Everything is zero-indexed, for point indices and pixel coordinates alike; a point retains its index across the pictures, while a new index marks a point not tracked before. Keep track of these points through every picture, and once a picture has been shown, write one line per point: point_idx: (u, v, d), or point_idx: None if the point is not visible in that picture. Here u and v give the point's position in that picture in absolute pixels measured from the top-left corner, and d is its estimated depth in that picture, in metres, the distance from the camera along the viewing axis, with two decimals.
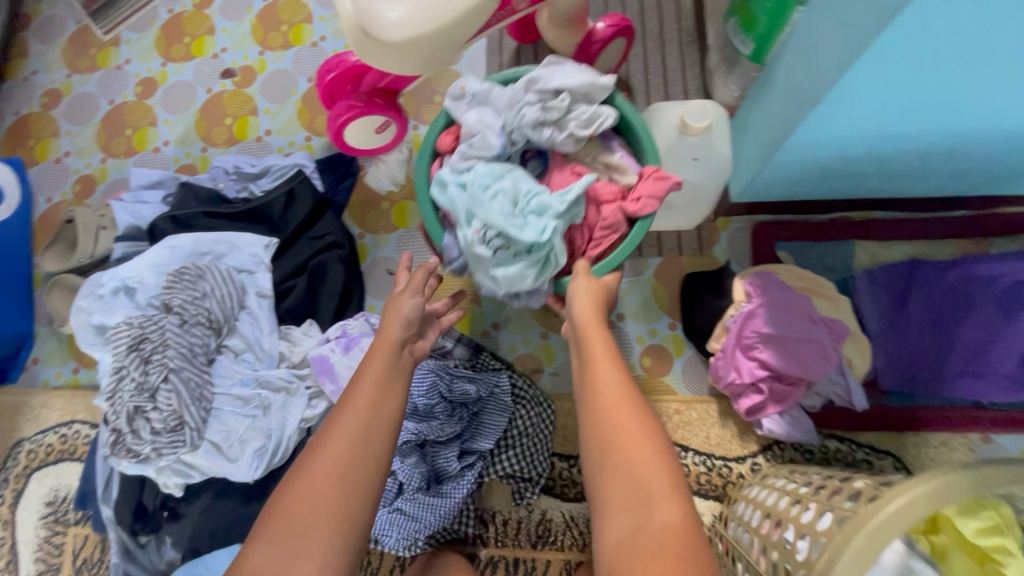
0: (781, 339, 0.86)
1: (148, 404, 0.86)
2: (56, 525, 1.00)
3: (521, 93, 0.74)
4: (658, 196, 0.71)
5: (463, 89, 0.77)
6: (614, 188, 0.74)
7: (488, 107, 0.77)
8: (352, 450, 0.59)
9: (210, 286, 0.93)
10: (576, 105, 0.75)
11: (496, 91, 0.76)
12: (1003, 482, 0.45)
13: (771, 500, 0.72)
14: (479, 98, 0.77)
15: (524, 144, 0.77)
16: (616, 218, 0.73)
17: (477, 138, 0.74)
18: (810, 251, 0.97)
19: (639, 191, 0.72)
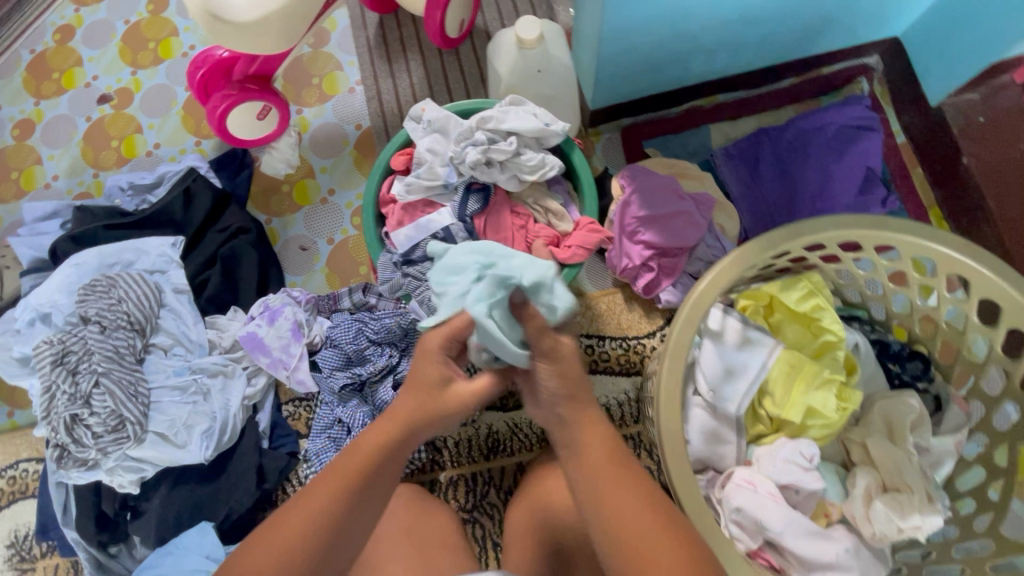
0: (657, 218, 0.96)
1: (84, 411, 0.88)
2: (23, 564, 1.00)
3: (472, 130, 0.74)
4: (588, 247, 0.73)
5: (422, 112, 0.77)
6: (550, 233, 0.76)
7: (443, 135, 0.77)
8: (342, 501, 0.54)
9: (124, 291, 0.96)
10: (524, 149, 0.74)
11: (452, 121, 0.76)
12: (784, 240, 0.56)
13: None
14: (435, 124, 0.76)
15: (469, 177, 0.76)
16: (546, 262, 0.74)
17: (425, 167, 0.76)
18: (673, 143, 1.08)
19: (570, 239, 0.74)
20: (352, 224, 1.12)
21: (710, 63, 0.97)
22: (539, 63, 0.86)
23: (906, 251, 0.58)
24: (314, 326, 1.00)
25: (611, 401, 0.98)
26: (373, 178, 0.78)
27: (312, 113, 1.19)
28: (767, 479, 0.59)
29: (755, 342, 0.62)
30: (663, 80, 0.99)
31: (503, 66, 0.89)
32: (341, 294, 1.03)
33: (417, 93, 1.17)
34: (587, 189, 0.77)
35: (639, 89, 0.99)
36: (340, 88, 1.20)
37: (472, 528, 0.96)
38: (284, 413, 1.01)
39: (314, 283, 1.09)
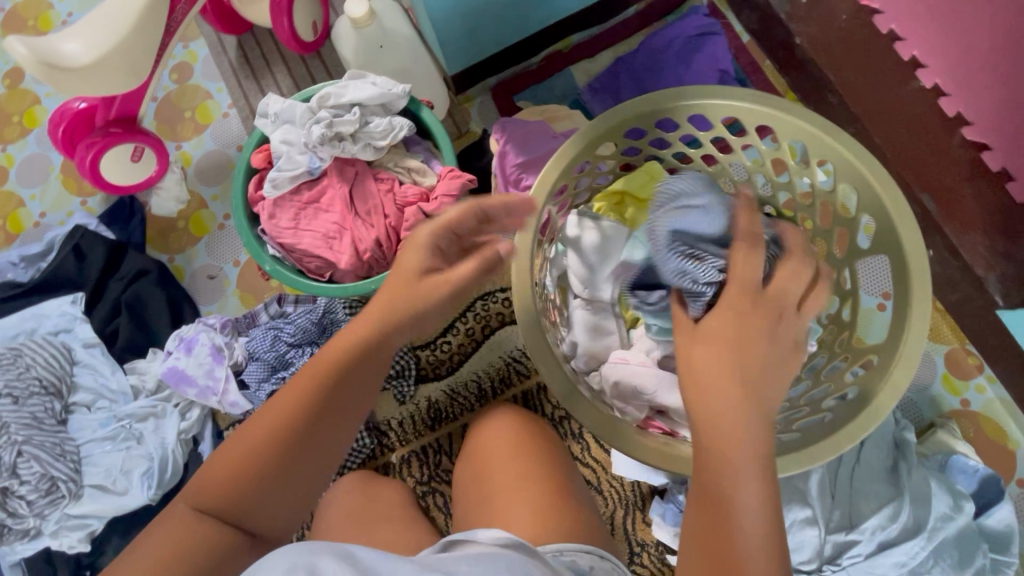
0: (535, 161, 1.00)
1: (11, 482, 0.87)
2: None
3: (317, 110, 0.76)
4: (452, 194, 0.76)
5: (267, 107, 0.78)
6: (416, 190, 0.78)
7: (291, 124, 0.78)
8: (270, 452, 0.55)
9: (30, 358, 0.95)
10: (371, 117, 0.77)
11: (296, 107, 0.77)
12: (596, 134, 0.61)
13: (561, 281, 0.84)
14: (281, 115, 0.77)
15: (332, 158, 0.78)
16: (417, 219, 0.77)
17: (284, 160, 0.77)
18: (540, 91, 1.12)
19: (434, 191, 0.77)
20: None
21: (548, 6, 1.01)
22: (379, 39, 0.89)
23: (708, 115, 0.63)
24: (234, 346, 1.01)
25: None
26: (237, 179, 0.80)
27: (191, 146, 1.19)
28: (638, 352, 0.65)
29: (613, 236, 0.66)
30: (510, 32, 1.03)
31: (347, 51, 0.91)
32: (258, 310, 1.05)
33: None
34: (442, 141, 0.79)
35: (489, 45, 1.03)
36: (214, 116, 1.20)
37: (432, 499, 0.98)
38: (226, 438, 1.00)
39: (230, 307, 1.09)
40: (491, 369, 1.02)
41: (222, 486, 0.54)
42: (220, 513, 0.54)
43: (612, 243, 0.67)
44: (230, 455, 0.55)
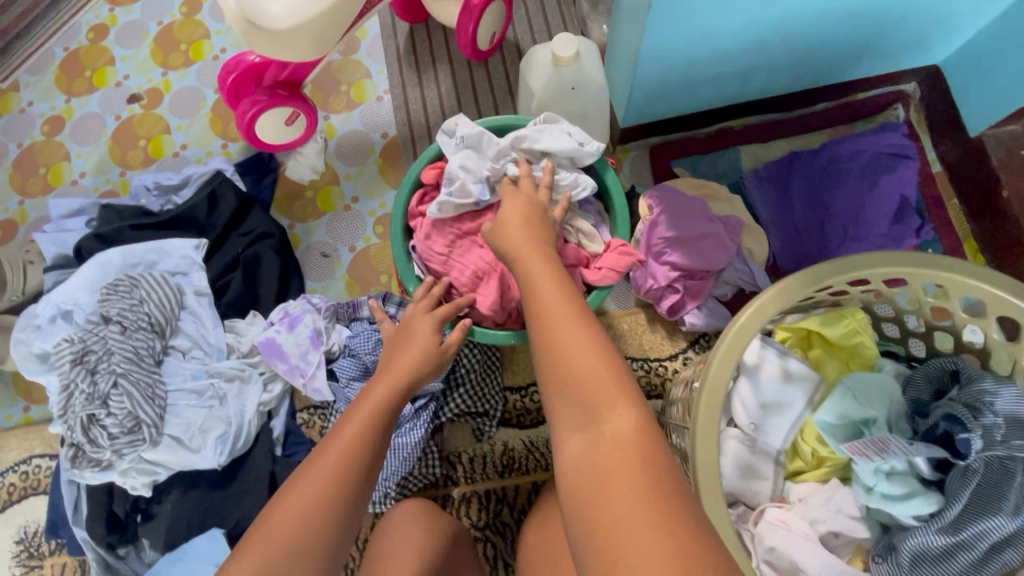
0: (685, 240, 0.95)
1: (101, 410, 0.89)
2: (30, 560, 0.99)
3: (507, 150, 0.74)
4: (620, 270, 0.72)
5: (455, 129, 0.75)
6: (580, 254, 0.74)
7: (476, 152, 0.75)
8: (349, 469, 0.59)
9: (146, 292, 0.96)
10: (558, 169, 0.74)
11: (486, 138, 0.74)
12: (834, 274, 0.56)
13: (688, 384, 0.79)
14: (468, 141, 0.75)
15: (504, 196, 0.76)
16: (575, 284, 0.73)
17: (456, 185, 0.73)
18: (702, 163, 1.06)
19: (599, 261, 0.73)
20: (374, 232, 1.12)
21: (744, 85, 0.96)
22: (574, 80, 0.86)
23: (955, 292, 0.58)
24: (333, 334, 1.00)
25: None
26: (402, 189, 0.78)
27: (338, 120, 1.19)
28: (799, 520, 0.62)
29: (795, 380, 0.66)
30: (696, 100, 0.98)
31: (536, 82, 0.88)
32: (360, 303, 1.02)
33: (444, 104, 1.17)
34: (619, 211, 0.77)
35: (670, 107, 0.98)
36: (368, 96, 1.20)
37: (482, 547, 0.94)
38: (299, 420, 0.99)
39: (334, 290, 1.08)
40: None
41: (297, 516, 0.54)
42: (298, 542, 0.53)
43: (796, 386, 0.66)
44: (313, 479, 0.57)
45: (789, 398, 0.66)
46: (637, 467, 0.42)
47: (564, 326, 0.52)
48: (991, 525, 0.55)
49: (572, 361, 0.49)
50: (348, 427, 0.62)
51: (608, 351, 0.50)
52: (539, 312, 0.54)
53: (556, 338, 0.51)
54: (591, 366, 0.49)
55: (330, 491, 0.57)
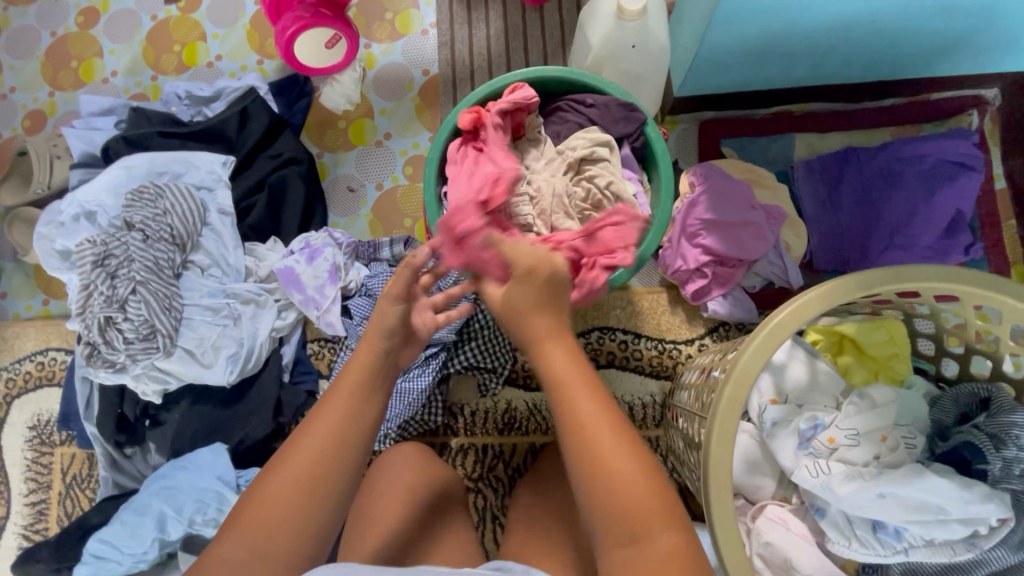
0: (722, 224, 0.92)
1: (118, 314, 0.90)
2: (42, 446, 1.03)
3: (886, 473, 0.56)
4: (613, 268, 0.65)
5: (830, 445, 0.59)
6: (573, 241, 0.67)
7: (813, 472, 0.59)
8: (316, 479, 0.52)
9: (170, 203, 0.95)
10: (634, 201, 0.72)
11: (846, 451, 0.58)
12: (883, 282, 0.52)
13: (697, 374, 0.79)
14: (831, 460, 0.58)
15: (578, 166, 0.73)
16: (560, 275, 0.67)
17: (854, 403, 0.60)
18: (752, 146, 1.01)
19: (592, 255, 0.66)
20: (403, 172, 1.09)
21: (814, 69, 0.89)
22: (635, 38, 0.80)
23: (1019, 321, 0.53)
24: (351, 272, 0.99)
25: (635, 400, 0.97)
26: (441, 133, 0.75)
27: (380, 50, 1.13)
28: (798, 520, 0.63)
29: (823, 383, 0.63)
30: (759, 79, 0.92)
31: (595, 35, 0.83)
32: (382, 244, 1.01)
33: (492, 47, 1.11)
34: (664, 183, 0.72)
35: (729, 82, 0.93)
36: (414, 28, 1.13)
37: (474, 498, 0.96)
38: (308, 351, 1.00)
39: (356, 227, 1.07)
40: None
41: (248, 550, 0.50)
42: (271, 553, 0.51)
43: (819, 388, 0.63)
44: (261, 512, 0.51)
45: (809, 397, 0.63)
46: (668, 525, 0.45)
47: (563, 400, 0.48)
48: (993, 556, 0.56)
49: (618, 492, 0.45)
50: (363, 346, 0.58)
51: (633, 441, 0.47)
52: (558, 380, 0.49)
53: (579, 418, 0.47)
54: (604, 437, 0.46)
55: (305, 492, 0.52)
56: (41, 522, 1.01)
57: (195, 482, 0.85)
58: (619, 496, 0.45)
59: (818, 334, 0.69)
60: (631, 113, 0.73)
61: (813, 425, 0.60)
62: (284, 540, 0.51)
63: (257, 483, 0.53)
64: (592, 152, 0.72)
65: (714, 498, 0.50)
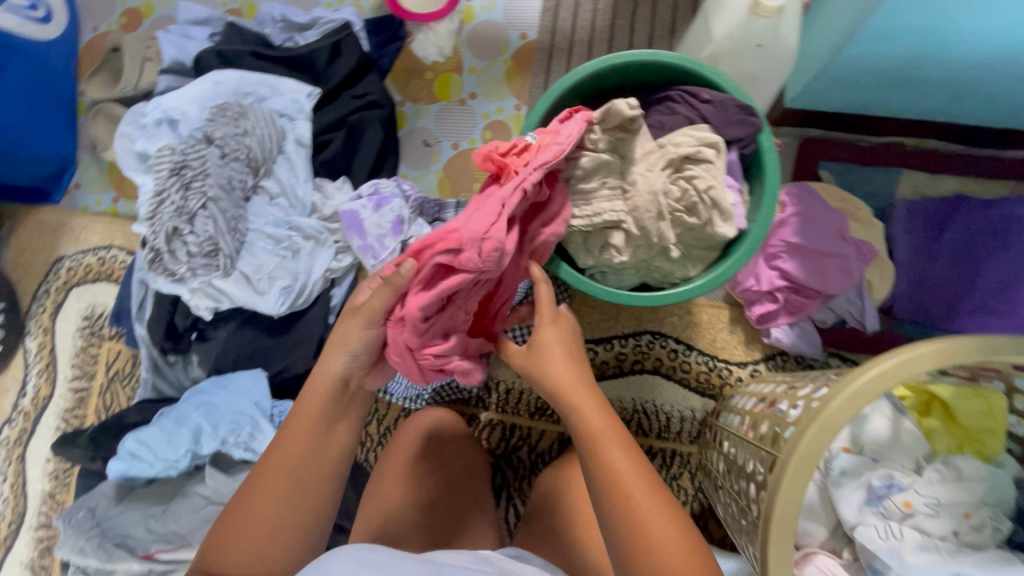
0: (807, 251, 0.87)
1: (185, 226, 0.90)
2: (92, 337, 1.07)
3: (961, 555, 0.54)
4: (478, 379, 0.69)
5: (907, 510, 0.56)
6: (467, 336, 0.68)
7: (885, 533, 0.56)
8: (294, 489, 0.61)
9: (251, 125, 0.95)
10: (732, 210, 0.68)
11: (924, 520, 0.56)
12: (1007, 352, 0.48)
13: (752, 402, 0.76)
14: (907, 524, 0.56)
15: (679, 164, 0.69)
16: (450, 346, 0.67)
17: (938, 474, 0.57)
18: (853, 174, 0.94)
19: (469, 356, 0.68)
20: (482, 136, 1.06)
21: (945, 103, 0.83)
22: (763, 36, 0.75)
23: None
24: (414, 227, 0.97)
25: (675, 412, 0.94)
26: (543, 103, 0.72)
27: (480, 5, 1.08)
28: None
29: (905, 442, 0.59)
30: (883, 103, 0.85)
31: (720, 26, 0.77)
32: (448, 204, 1.00)
33: (596, 21, 1.05)
34: (768, 194, 0.67)
35: (848, 102, 0.86)
36: None
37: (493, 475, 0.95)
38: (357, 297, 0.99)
39: (425, 182, 1.05)
40: (616, 404, 0.95)
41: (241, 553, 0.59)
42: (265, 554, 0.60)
43: (901, 444, 0.60)
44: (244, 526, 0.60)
45: (888, 453, 0.59)
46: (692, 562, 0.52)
47: (597, 449, 0.57)
48: None
49: (647, 531, 0.52)
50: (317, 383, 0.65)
51: (658, 488, 0.55)
52: (592, 437, 0.57)
53: (604, 453, 0.56)
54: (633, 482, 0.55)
55: (282, 506, 0.61)
56: (80, 409, 1.05)
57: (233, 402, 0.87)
58: (648, 536, 0.52)
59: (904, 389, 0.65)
60: (748, 117, 0.68)
61: (888, 483, 0.57)
62: (277, 552, 0.60)
63: (244, 503, 0.61)
64: (697, 151, 0.68)
65: (776, 545, 0.49)
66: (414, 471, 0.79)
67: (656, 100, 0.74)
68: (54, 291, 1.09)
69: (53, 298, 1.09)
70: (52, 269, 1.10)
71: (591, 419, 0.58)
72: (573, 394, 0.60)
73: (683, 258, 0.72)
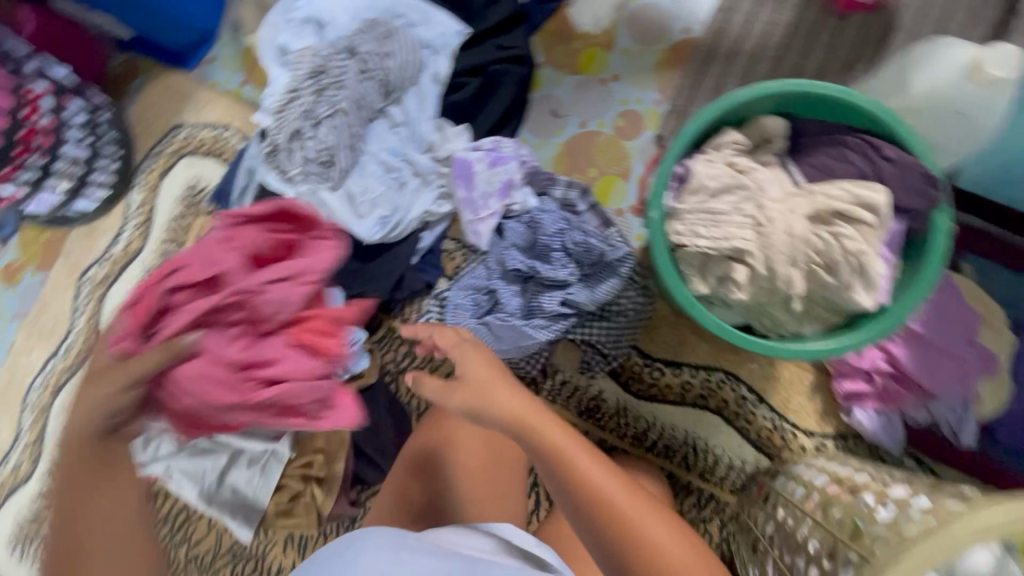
0: (925, 343, 0.81)
1: (308, 130, 0.90)
2: (188, 209, 1.11)
3: None
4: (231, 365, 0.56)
5: None
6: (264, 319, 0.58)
7: None
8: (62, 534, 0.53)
9: (396, 49, 0.93)
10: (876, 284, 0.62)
11: None
12: None
13: (819, 480, 0.72)
14: None
15: (831, 219, 0.65)
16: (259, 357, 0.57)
17: None
18: (1001, 277, 0.86)
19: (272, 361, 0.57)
20: (612, 122, 1.01)
21: None
22: (970, 105, 0.67)
23: None
24: (520, 195, 0.95)
25: (724, 457, 0.91)
26: (710, 111, 0.67)
27: None
28: None
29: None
30: None
31: (923, 80, 0.70)
32: (559, 181, 0.95)
33: (770, 35, 0.97)
34: (923, 276, 0.62)
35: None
36: None
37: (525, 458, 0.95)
38: (444, 246, 1.00)
39: (541, 152, 1.02)
40: (667, 431, 0.93)
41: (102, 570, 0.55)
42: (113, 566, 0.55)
43: None
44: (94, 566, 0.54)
45: None
46: (702, 565, 0.54)
47: (567, 452, 0.58)
48: None
49: (650, 531, 0.54)
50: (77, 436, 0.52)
51: (638, 491, 0.58)
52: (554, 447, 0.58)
53: (575, 463, 0.57)
54: (613, 486, 0.57)
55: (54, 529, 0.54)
56: None
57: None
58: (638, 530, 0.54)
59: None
60: (930, 188, 0.62)
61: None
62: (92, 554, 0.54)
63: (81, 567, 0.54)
64: (853, 209, 0.63)
65: None
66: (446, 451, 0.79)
67: (829, 141, 0.68)
68: (166, 154, 1.13)
69: (163, 160, 1.13)
70: (169, 133, 1.13)
71: (546, 430, 0.59)
72: (523, 416, 0.59)
73: (802, 314, 0.68)
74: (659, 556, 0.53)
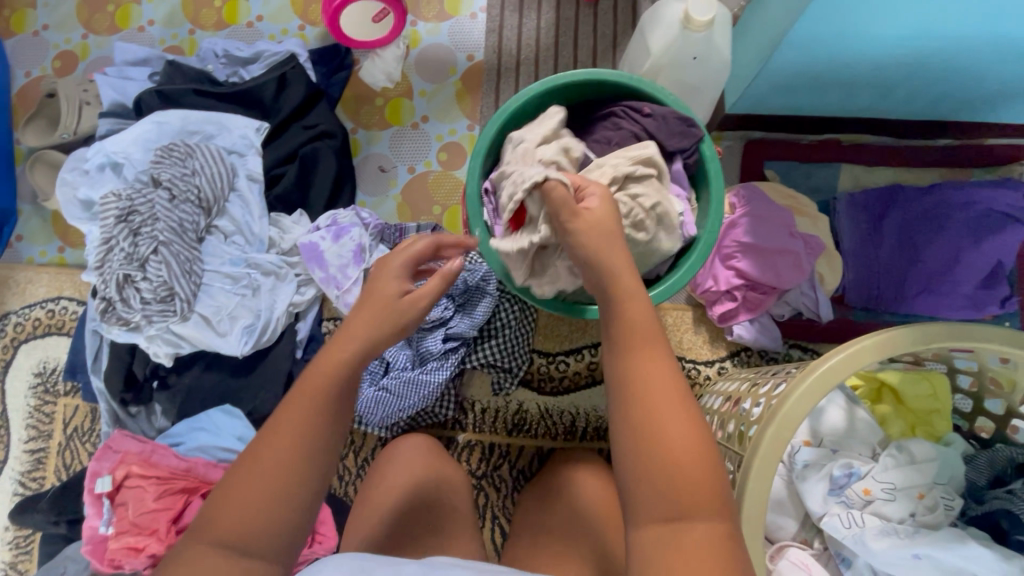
0: (760, 249, 0.90)
1: (137, 273, 0.88)
2: (46, 395, 1.02)
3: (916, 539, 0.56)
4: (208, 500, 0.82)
5: (869, 496, 0.58)
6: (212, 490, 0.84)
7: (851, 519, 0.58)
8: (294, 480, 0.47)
9: (199, 165, 0.93)
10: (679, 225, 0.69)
11: (889, 506, 0.58)
12: (943, 338, 0.51)
13: (718, 401, 0.79)
14: (872, 507, 0.58)
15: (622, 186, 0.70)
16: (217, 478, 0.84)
17: (906, 453, 0.59)
18: (796, 172, 0.99)
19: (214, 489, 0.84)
20: (437, 158, 1.06)
21: (875, 101, 0.87)
22: (697, 50, 0.78)
23: None
24: (376, 254, 0.97)
25: None
26: (492, 126, 0.73)
27: (426, 29, 1.09)
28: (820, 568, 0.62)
29: (861, 430, 0.62)
30: (818, 104, 0.89)
31: (655, 42, 0.80)
32: (409, 229, 0.99)
33: (541, 39, 1.07)
34: (715, 199, 0.70)
35: (785, 105, 0.90)
36: (462, 11, 1.09)
37: (476, 495, 0.95)
38: (323, 329, 0.98)
39: (384, 208, 1.05)
40: (592, 413, 0.96)
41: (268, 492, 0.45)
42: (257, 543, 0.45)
43: (857, 433, 0.63)
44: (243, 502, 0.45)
45: (846, 443, 0.62)
46: (705, 474, 0.43)
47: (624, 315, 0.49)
48: None
49: (664, 432, 0.44)
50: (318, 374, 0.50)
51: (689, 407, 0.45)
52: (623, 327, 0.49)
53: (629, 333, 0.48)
54: (664, 374, 0.46)
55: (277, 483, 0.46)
56: (39, 470, 1.00)
57: (210, 445, 0.86)
58: (657, 427, 0.44)
59: (857, 379, 0.68)
60: (689, 128, 0.71)
61: (847, 472, 0.60)
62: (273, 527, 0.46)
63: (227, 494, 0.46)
64: (636, 169, 0.69)
65: (748, 545, 0.50)
66: (389, 496, 0.80)
67: (602, 116, 0.76)
68: (1, 348, 1.04)
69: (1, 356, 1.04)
70: None
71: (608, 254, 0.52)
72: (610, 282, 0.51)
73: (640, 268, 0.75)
74: (661, 466, 0.43)
